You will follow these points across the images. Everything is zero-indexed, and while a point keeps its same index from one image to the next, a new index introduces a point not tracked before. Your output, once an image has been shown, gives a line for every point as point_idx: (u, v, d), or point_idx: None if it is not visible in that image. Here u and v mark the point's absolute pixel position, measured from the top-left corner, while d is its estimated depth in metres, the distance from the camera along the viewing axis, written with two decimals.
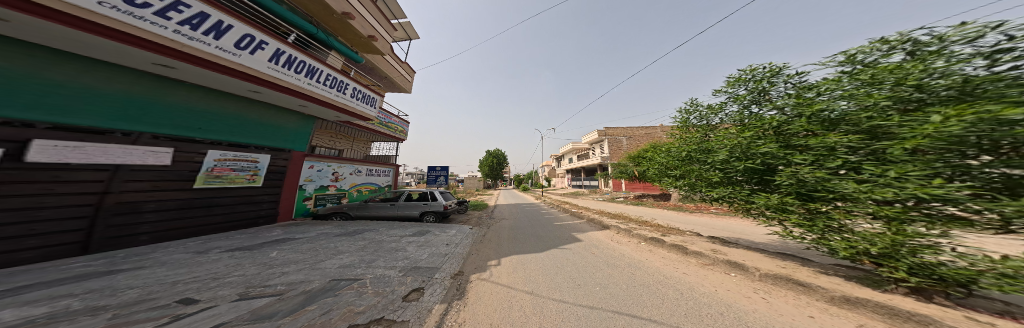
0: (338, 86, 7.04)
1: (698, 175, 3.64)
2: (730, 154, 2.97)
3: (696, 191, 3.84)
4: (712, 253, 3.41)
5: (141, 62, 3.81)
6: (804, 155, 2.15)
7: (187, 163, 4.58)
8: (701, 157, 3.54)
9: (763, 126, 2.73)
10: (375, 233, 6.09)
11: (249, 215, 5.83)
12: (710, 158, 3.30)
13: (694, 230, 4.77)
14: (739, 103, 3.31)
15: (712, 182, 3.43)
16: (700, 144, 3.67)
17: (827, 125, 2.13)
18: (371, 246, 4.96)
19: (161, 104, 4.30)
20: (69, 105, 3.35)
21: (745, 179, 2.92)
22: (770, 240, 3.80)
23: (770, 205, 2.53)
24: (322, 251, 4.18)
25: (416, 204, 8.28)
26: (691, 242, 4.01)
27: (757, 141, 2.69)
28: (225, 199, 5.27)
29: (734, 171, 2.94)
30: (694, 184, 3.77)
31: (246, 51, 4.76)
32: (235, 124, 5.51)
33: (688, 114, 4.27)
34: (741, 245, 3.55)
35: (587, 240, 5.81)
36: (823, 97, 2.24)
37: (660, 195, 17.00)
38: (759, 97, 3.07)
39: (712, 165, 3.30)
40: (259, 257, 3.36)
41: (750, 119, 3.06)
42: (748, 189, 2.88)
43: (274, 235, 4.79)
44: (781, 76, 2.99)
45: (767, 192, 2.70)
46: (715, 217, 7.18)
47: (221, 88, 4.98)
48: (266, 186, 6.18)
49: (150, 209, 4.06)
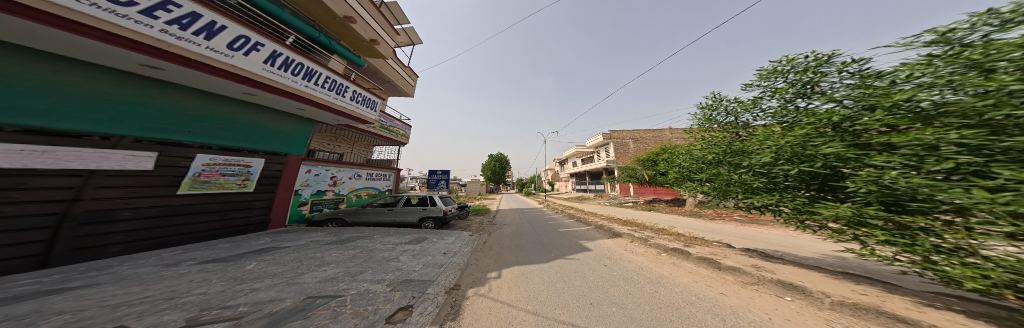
0: (337, 89, 6.99)
1: (727, 180, 3.24)
2: (776, 156, 2.54)
3: (729, 197, 3.35)
4: (755, 270, 2.87)
5: (126, 62, 3.66)
6: (888, 157, 1.70)
7: (171, 168, 4.37)
8: (733, 159, 3.12)
9: (818, 122, 2.30)
10: (369, 241, 5.77)
11: (238, 222, 5.58)
12: (746, 161, 2.89)
13: (724, 241, 4.20)
14: (779, 97, 2.89)
15: (747, 188, 3.00)
16: (733, 144, 3.23)
17: (922, 118, 1.63)
18: (361, 256, 4.62)
19: (147, 106, 4.14)
20: (54, 109, 3.22)
21: (796, 184, 2.45)
22: (826, 257, 3.20)
23: (840, 216, 2.06)
24: (306, 262, 3.84)
25: (416, 210, 7.97)
26: (724, 256, 3.45)
27: (813, 140, 2.24)
28: (212, 206, 5.05)
29: (781, 176, 2.53)
30: (726, 189, 3.31)
31: (240, 52, 4.67)
32: (228, 128, 5.35)
33: (709, 110, 3.84)
34: (789, 261, 2.99)
35: (598, 249, 5.31)
36: (902, 88, 1.80)
37: (672, 201, 16.11)
38: (807, 87, 2.62)
39: (752, 168, 2.84)
40: (233, 270, 3.02)
41: (797, 115, 2.61)
42: (801, 197, 2.42)
43: (260, 243, 4.47)
44: (835, 64, 2.56)
45: (832, 200, 2.20)
46: (742, 226, 6.50)
47: (213, 90, 4.83)
48: (259, 191, 5.98)
49: (125, 217, 3.82)
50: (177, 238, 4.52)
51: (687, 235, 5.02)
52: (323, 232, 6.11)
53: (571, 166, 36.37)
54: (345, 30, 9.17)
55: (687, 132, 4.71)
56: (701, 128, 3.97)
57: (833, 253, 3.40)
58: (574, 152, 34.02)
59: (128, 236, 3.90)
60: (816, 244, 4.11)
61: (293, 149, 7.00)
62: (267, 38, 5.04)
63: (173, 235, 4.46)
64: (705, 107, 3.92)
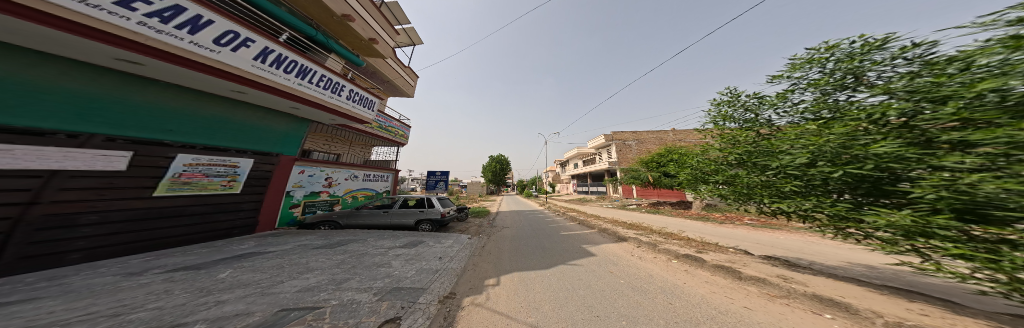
0: (332, 88, 6.80)
1: (748, 182, 2.97)
2: (813, 158, 2.21)
3: (752, 201, 3.04)
4: (782, 281, 2.44)
5: (101, 56, 3.41)
6: (964, 158, 1.33)
7: (146, 168, 4.12)
8: (757, 159, 2.83)
9: (860, 118, 2.03)
10: (360, 245, 5.49)
11: (222, 225, 5.33)
12: (772, 162, 2.60)
13: (740, 248, 3.86)
14: (820, 90, 2.56)
15: (771, 191, 2.72)
16: (757, 142, 2.92)
17: (1015, 109, 1.22)
18: (350, 262, 4.35)
19: (126, 104, 3.89)
20: (30, 107, 3.04)
21: (837, 187, 2.13)
22: (861, 267, 2.86)
23: (900, 228, 1.71)
24: (289, 268, 3.57)
25: (412, 212, 7.73)
26: (744, 264, 3.09)
27: (859, 137, 1.91)
28: (193, 208, 4.80)
29: (825, 182, 2.17)
30: (749, 191, 3.00)
31: (228, 48, 4.47)
32: (215, 127, 5.11)
33: (727, 105, 3.54)
34: (820, 272, 2.65)
35: (602, 254, 5.01)
36: (974, 76, 1.47)
37: (678, 204, 15.64)
38: (854, 78, 2.27)
39: (782, 169, 2.53)
40: (201, 280, 2.74)
41: (839, 110, 2.30)
42: (844, 203, 2.09)
43: (243, 248, 4.20)
44: (886, 50, 2.23)
45: (887, 208, 1.83)
46: (756, 231, 6.13)
47: (198, 87, 4.61)
48: (246, 193, 5.74)
49: (88, 222, 3.52)
50: (148, 243, 4.20)
51: (699, 240, 4.68)
52: (313, 235, 5.83)
53: (573, 168, 35.98)
54: (343, 29, 9.03)
55: (700, 131, 4.43)
56: (717, 124, 3.68)
57: (866, 262, 3.06)
58: (576, 153, 33.69)
59: (91, 242, 3.57)
60: (843, 251, 3.76)
61: (285, 150, 6.76)
62: (258, 34, 4.85)
63: (144, 240, 4.15)
64: (722, 103, 3.64)
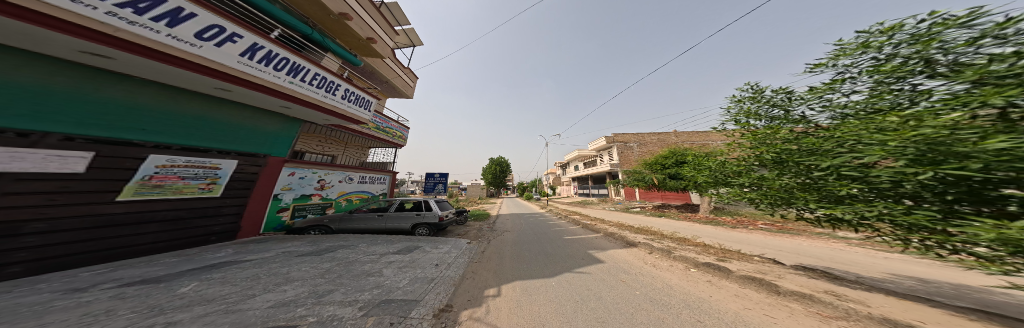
0: (327, 87, 6.54)
1: (783, 188, 2.60)
2: (898, 154, 1.56)
3: (793, 206, 2.63)
4: (832, 298, 2.06)
5: (63, 49, 3.05)
6: None
7: (113, 169, 3.77)
8: (792, 160, 2.44)
9: (941, 113, 1.48)
10: (350, 252, 5.12)
11: (199, 231, 4.97)
12: (817, 162, 2.18)
13: (766, 256, 3.52)
14: (877, 78, 2.03)
15: (811, 193, 2.35)
16: (796, 141, 2.45)
17: None
18: (336, 270, 3.98)
19: (95, 102, 3.52)
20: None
21: (913, 192, 1.61)
22: (917, 280, 2.50)
23: (1011, 243, 1.25)
24: (266, 279, 3.20)
25: (408, 215, 7.38)
26: (776, 275, 2.71)
27: (947, 132, 1.34)
28: (165, 213, 4.41)
29: (901, 184, 1.63)
30: (788, 195, 2.57)
31: (211, 43, 4.18)
32: (195, 126, 4.76)
33: (751, 100, 3.20)
34: (871, 285, 2.30)
35: (611, 261, 4.66)
36: None
37: (684, 207, 15.24)
38: (921, 62, 1.77)
39: (836, 167, 1.96)
40: (158, 296, 2.39)
41: (906, 103, 1.80)
42: (926, 210, 1.58)
43: (219, 256, 3.84)
44: (975, 28, 1.73)
45: (986, 219, 1.37)
46: (774, 236, 5.78)
47: (179, 84, 4.28)
48: (227, 197, 5.40)
49: (33, 231, 3.06)
50: (109, 253, 3.76)
51: (717, 247, 4.33)
52: (301, 241, 5.45)
53: (573, 171, 35.67)
54: (341, 28, 8.86)
55: (718, 129, 4.12)
56: (740, 120, 3.35)
57: (917, 275, 2.70)
58: (576, 155, 33.47)
59: (35, 254, 3.10)
60: (883, 262, 3.39)
61: (275, 150, 6.43)
62: (246, 29, 4.60)
63: (102, 250, 3.70)
64: (745, 98, 3.29)
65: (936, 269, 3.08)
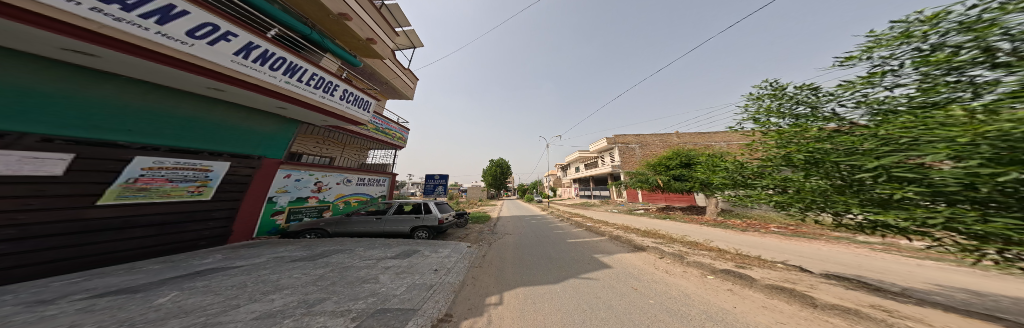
0: (324, 87, 6.40)
1: (822, 192, 2.21)
2: (975, 150, 1.20)
3: (830, 209, 2.29)
4: (881, 313, 1.83)
5: (44, 46, 2.88)
6: None
7: (93, 172, 3.58)
8: (829, 159, 2.07)
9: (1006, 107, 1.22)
10: (345, 257, 4.92)
11: (187, 236, 4.77)
12: (861, 158, 1.80)
13: (792, 263, 3.32)
14: (927, 69, 1.75)
15: (861, 196, 1.94)
16: (832, 139, 2.06)
17: None
18: (329, 277, 3.77)
19: (76, 101, 3.33)
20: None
21: (989, 196, 1.25)
22: (967, 293, 2.28)
23: None
24: (252, 288, 2.99)
25: (407, 218, 7.18)
26: (808, 285, 2.49)
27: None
28: (150, 218, 4.22)
29: (973, 186, 1.26)
30: (827, 198, 2.20)
31: (204, 41, 4.04)
32: (185, 126, 4.59)
33: (773, 98, 2.99)
34: (920, 298, 2.08)
35: (619, 266, 4.45)
36: None
37: (690, 209, 14.98)
38: (980, 50, 1.52)
39: (882, 169, 1.66)
40: (132, 308, 2.20)
41: (951, 99, 1.57)
42: (1008, 217, 1.23)
43: (206, 262, 3.65)
44: None
45: None
46: (790, 240, 5.55)
47: (168, 84, 4.09)
48: (219, 199, 5.22)
49: (5, 238, 2.85)
50: (88, 260, 3.56)
51: (732, 252, 4.13)
52: (295, 246, 5.25)
53: (574, 172, 35.44)
54: (341, 28, 8.75)
55: (732, 128, 3.94)
56: (760, 119, 3.14)
57: (965, 287, 2.48)
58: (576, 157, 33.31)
59: (7, 261, 2.90)
60: (920, 270, 3.15)
61: (270, 152, 6.27)
62: (240, 28, 4.46)
63: (81, 256, 3.49)
64: (766, 95, 3.08)
65: (977, 277, 2.86)
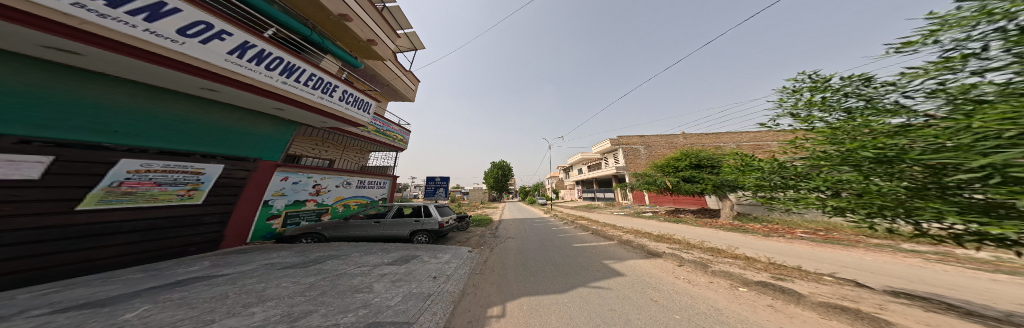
0: (323, 88, 6.26)
1: (890, 202, 1.74)
2: None
3: (910, 218, 1.74)
4: None
5: (22, 43, 2.70)
6: None
7: (73, 175, 3.41)
8: (890, 159, 1.67)
9: None
10: (339, 264, 4.69)
11: (175, 242, 4.62)
12: (946, 157, 1.39)
13: (840, 275, 3.10)
14: None
15: (951, 202, 1.47)
16: (902, 133, 1.69)
17: None
18: (318, 287, 3.52)
19: (57, 101, 3.17)
20: None
21: None
22: None
23: None
24: (234, 298, 2.76)
25: (407, 222, 6.95)
26: (872, 305, 2.12)
27: None
28: (137, 223, 4.07)
29: None
30: (910, 203, 1.65)
31: (196, 39, 3.87)
32: (175, 128, 4.45)
33: (815, 91, 2.62)
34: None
35: (634, 275, 4.24)
36: None
37: (701, 212, 14.45)
38: None
39: (989, 168, 1.25)
40: (94, 324, 1.98)
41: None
42: None
43: (191, 270, 3.45)
44: None
45: None
46: (822, 248, 5.14)
47: (158, 83, 3.94)
48: (211, 203, 5.07)
49: None
50: (68, 268, 3.39)
51: (762, 262, 3.91)
52: (289, 251, 5.05)
53: (577, 174, 35.02)
54: (341, 29, 8.66)
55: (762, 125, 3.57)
56: (796, 115, 2.80)
57: None
58: (580, 159, 32.72)
59: None
60: (1000, 287, 2.76)
61: (266, 154, 6.13)
62: (235, 27, 4.32)
63: (61, 264, 3.34)
64: (806, 88, 2.74)
65: None
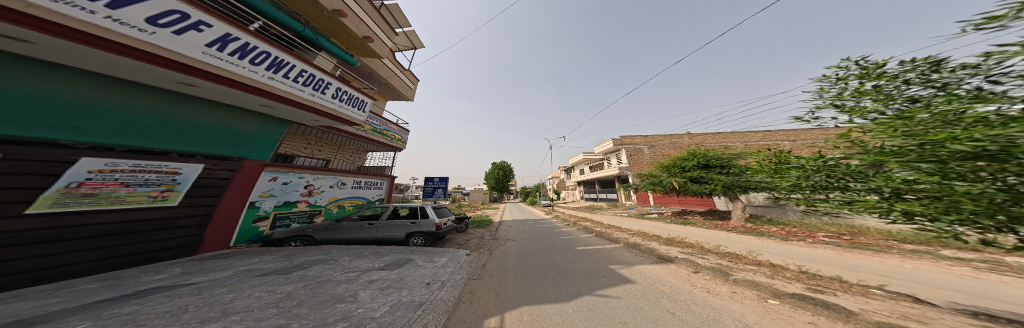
0: (315, 84, 5.99)
1: (962, 208, 1.48)
2: None
3: (999, 224, 1.44)
4: None
5: None
6: None
7: (30, 175, 3.14)
8: (982, 156, 1.28)
9: None
10: (324, 269, 4.38)
11: (148, 247, 4.34)
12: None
13: (887, 287, 3.12)
14: None
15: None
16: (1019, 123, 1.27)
17: None
18: (295, 297, 3.20)
19: (13, 95, 2.91)
20: None
21: None
22: None
23: None
24: (193, 312, 2.44)
25: (402, 224, 6.64)
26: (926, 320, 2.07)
27: None
28: (105, 227, 3.80)
29: None
30: (1016, 209, 1.27)
31: (170, 30, 3.57)
32: (148, 125, 4.19)
33: (863, 78, 2.29)
34: None
35: (644, 282, 3.92)
36: None
37: (710, 213, 14.06)
38: None
39: None
40: None
41: None
42: None
43: (158, 277, 3.16)
44: None
45: None
46: (850, 258, 4.80)
47: (129, 77, 3.70)
48: (188, 205, 4.81)
49: None
50: (23, 278, 3.12)
51: (791, 269, 3.94)
52: (274, 256, 4.75)
53: (578, 174, 34.57)
54: (335, 25, 8.39)
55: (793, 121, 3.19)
56: (839, 106, 2.44)
57: None
58: (581, 159, 32.28)
59: None
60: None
61: (252, 153, 5.86)
62: (215, 18, 4.03)
63: (15, 272, 3.07)
64: (857, 74, 2.34)
65: None
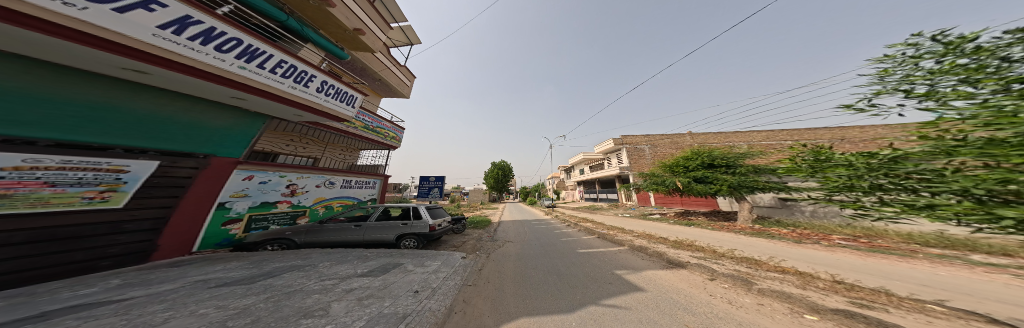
0: (297, 77, 5.48)
1: None
2: None
3: None
4: None
5: None
6: None
7: None
8: None
9: None
10: (295, 277, 3.87)
11: (85, 255, 3.84)
12: None
13: (952, 304, 2.72)
14: None
15: None
16: None
17: None
18: (248, 313, 2.67)
19: None
20: None
21: None
22: None
23: None
24: None
25: (393, 225, 6.13)
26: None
27: None
28: (25, 235, 3.30)
29: None
30: None
31: (110, 6, 2.99)
32: (83, 116, 3.69)
33: (947, 56, 1.70)
34: None
35: (654, 290, 3.47)
36: None
37: (715, 214, 13.71)
38: None
39: None
40: None
41: None
42: None
43: (81, 293, 2.64)
44: None
45: None
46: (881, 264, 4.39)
47: (53, 59, 3.21)
48: (136, 208, 4.32)
49: None
50: None
51: (823, 278, 3.58)
52: (240, 262, 4.25)
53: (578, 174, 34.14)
54: (321, 16, 7.87)
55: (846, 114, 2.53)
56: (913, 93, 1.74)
57: None
58: (581, 159, 31.85)
59: None
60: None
61: (221, 149, 5.37)
62: None
63: None
64: (948, 49, 1.67)
65: None
